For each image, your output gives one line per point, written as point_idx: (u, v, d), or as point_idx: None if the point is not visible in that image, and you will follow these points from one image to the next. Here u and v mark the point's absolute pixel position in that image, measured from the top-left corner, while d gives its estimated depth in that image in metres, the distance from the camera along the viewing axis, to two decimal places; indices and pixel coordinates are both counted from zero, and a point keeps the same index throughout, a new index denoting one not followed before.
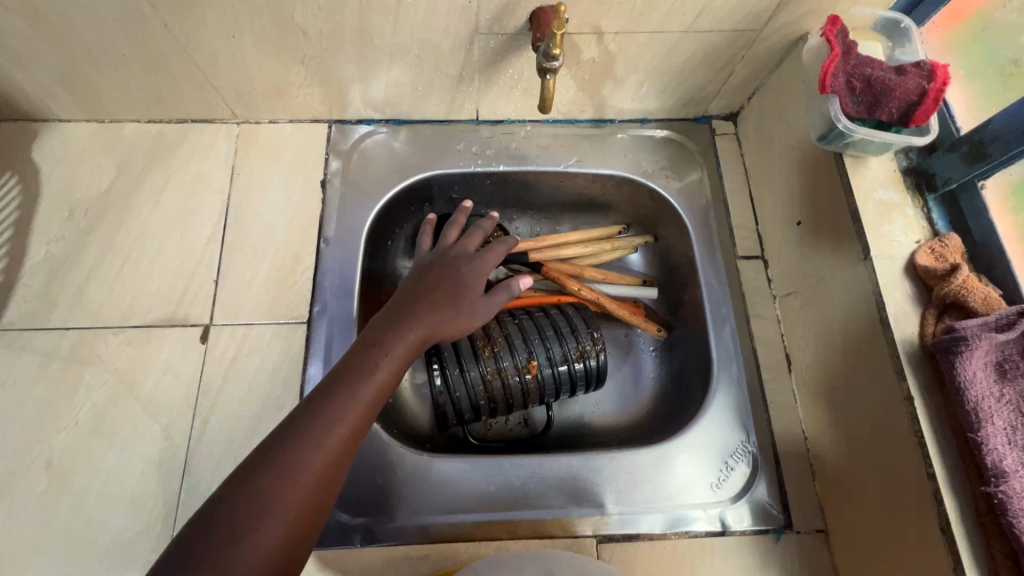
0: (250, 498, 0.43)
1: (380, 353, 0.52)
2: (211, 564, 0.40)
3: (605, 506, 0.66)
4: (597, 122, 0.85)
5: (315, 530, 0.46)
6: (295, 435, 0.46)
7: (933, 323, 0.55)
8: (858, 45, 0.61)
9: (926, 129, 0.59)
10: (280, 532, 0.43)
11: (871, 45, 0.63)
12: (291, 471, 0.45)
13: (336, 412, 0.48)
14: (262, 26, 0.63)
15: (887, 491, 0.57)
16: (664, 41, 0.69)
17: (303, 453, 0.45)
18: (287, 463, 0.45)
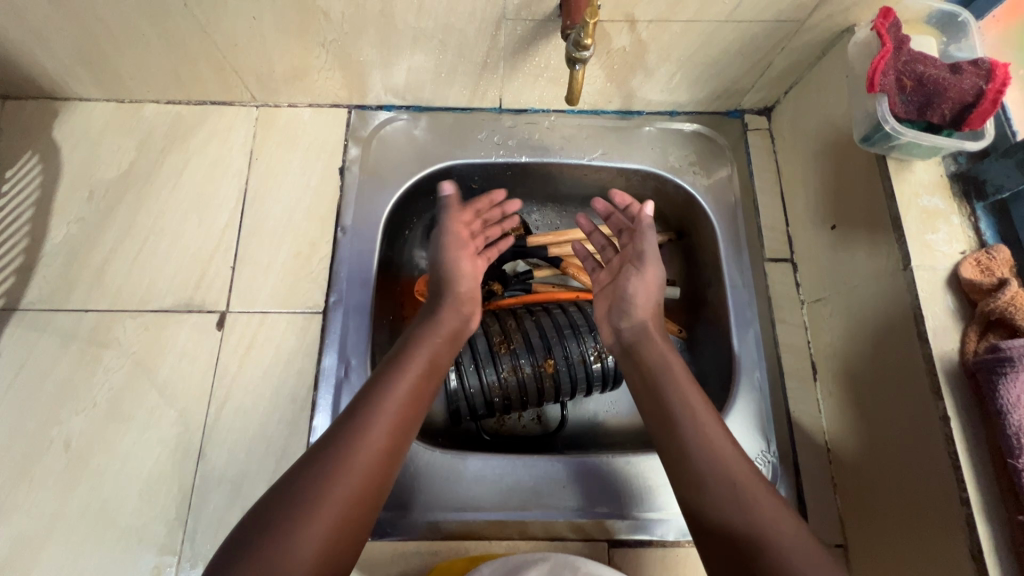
0: (290, 501, 0.47)
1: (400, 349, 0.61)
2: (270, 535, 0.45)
3: (618, 511, 0.65)
4: (624, 113, 0.82)
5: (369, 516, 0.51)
6: (335, 444, 0.51)
7: (976, 340, 0.52)
8: (911, 39, 0.57)
9: (982, 133, 0.56)
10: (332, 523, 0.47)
11: (925, 40, 0.60)
12: (335, 478, 0.49)
13: (369, 421, 0.52)
14: (282, 7, 0.61)
15: (914, 512, 0.55)
16: (700, 31, 0.66)
17: (356, 445, 0.51)
18: (330, 471, 0.49)
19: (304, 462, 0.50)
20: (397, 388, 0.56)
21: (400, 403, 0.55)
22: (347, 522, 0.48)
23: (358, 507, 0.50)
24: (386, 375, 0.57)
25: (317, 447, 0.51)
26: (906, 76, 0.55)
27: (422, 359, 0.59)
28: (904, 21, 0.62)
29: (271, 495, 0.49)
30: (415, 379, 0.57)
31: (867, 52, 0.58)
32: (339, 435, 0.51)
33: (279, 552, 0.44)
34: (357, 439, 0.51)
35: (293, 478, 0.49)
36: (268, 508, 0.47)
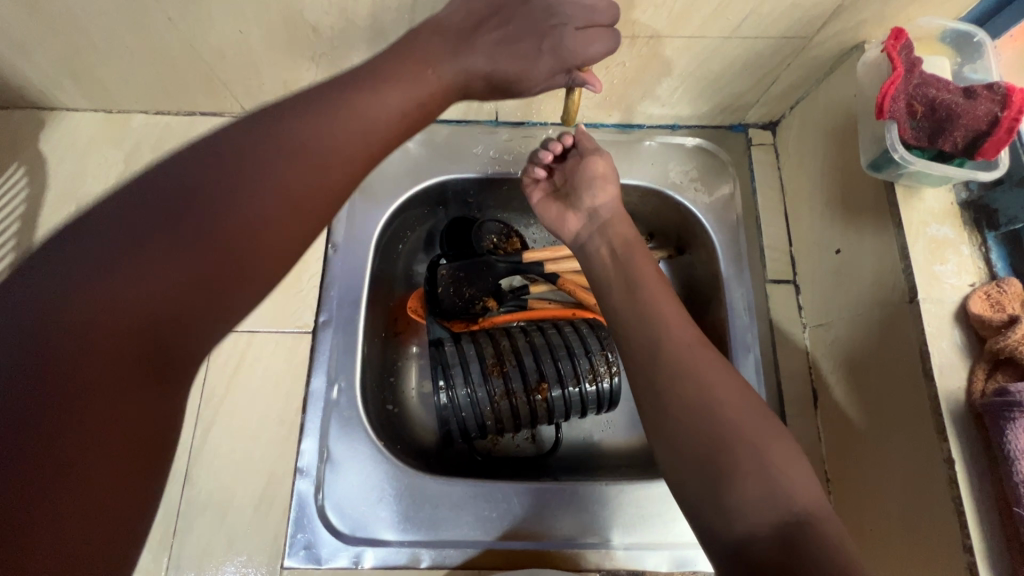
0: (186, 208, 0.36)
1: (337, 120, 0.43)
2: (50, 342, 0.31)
3: (610, 540, 0.63)
4: (625, 127, 0.80)
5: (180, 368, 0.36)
6: (219, 201, 0.37)
7: (984, 379, 0.50)
8: (923, 61, 0.55)
9: (996, 163, 0.54)
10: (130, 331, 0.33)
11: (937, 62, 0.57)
12: (255, 185, 0.39)
13: (292, 166, 0.40)
14: (269, 21, 0.59)
15: (913, 552, 0.53)
16: (703, 46, 0.63)
17: (210, 243, 0.37)
18: (271, 155, 0.40)
19: (190, 173, 0.37)
20: (369, 103, 0.45)
21: (354, 142, 0.43)
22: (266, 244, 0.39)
23: (279, 234, 0.40)
24: (350, 102, 0.44)
25: (223, 143, 0.39)
26: (916, 101, 0.53)
27: (379, 123, 0.45)
28: (917, 40, 0.59)
29: (165, 167, 0.38)
30: (390, 126, 0.46)
31: (876, 75, 0.56)
32: (258, 152, 0.39)
33: (156, 266, 0.34)
34: (283, 158, 0.40)
35: (193, 168, 0.38)
36: (177, 170, 0.37)
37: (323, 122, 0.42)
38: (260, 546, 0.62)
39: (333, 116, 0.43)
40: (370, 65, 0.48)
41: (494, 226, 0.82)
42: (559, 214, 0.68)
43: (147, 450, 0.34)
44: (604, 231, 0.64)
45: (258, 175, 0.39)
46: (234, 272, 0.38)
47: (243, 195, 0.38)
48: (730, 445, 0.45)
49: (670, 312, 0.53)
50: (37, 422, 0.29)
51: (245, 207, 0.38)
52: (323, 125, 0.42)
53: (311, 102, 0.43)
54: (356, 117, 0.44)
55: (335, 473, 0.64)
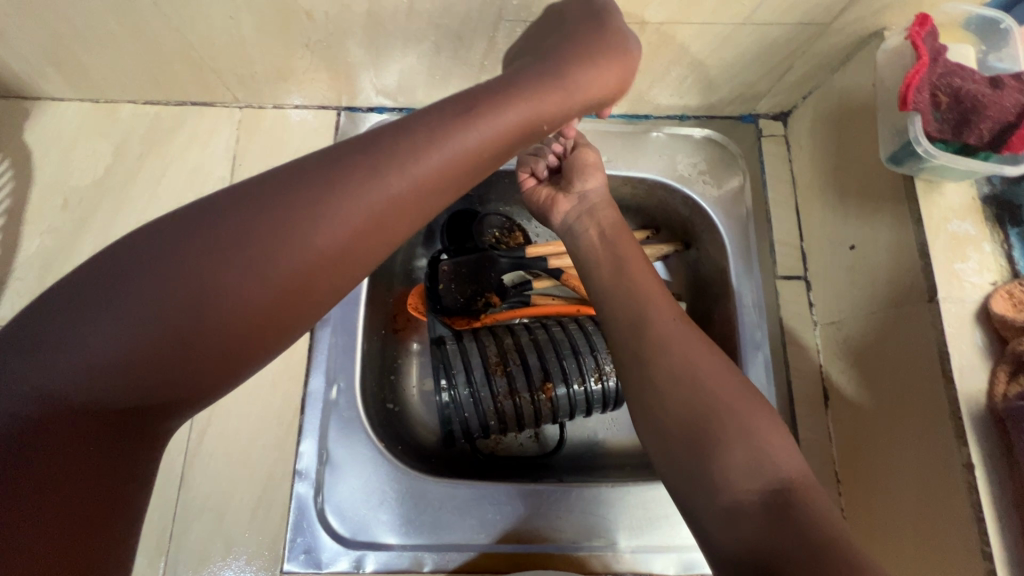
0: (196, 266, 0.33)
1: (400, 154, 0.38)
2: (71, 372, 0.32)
3: (617, 543, 0.62)
4: (631, 118, 0.78)
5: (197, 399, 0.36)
6: (230, 256, 0.34)
7: (1006, 382, 0.48)
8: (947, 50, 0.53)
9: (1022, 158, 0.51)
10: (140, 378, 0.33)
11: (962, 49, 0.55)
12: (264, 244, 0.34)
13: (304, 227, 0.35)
14: (260, 7, 0.56)
15: (928, 556, 0.52)
16: (715, 33, 0.61)
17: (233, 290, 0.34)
18: (291, 207, 0.35)
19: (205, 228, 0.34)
20: (414, 161, 0.38)
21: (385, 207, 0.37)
22: (272, 316, 0.35)
23: (285, 308, 0.36)
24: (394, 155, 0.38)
25: (254, 190, 0.36)
26: (940, 91, 0.51)
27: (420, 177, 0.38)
28: (940, 27, 0.57)
29: (191, 217, 0.35)
30: (431, 180, 0.39)
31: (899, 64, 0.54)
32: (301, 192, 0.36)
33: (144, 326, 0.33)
34: (309, 218, 0.35)
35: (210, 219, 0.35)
36: (203, 216, 0.35)
37: (353, 179, 0.36)
38: (259, 550, 0.60)
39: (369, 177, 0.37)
40: (432, 110, 0.40)
41: (496, 219, 0.80)
42: (547, 201, 0.66)
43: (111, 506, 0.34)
44: (592, 214, 0.61)
45: (271, 228, 0.35)
46: (228, 347, 0.35)
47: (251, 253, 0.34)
48: (722, 431, 0.44)
49: (662, 295, 0.52)
50: (13, 475, 0.31)
51: (256, 271, 0.34)
52: (354, 189, 0.36)
53: (353, 154, 0.37)
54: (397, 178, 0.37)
55: (335, 475, 0.62)
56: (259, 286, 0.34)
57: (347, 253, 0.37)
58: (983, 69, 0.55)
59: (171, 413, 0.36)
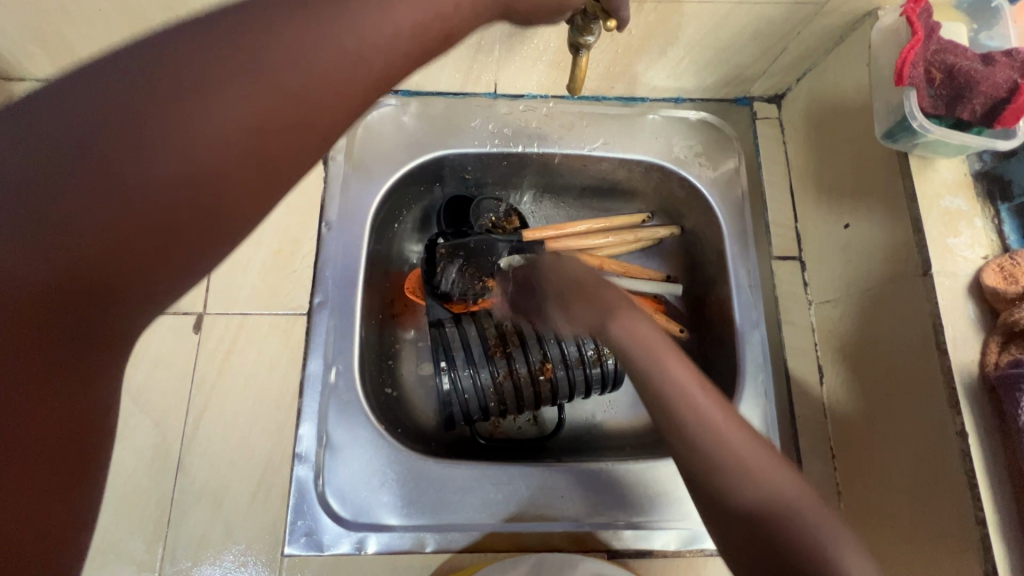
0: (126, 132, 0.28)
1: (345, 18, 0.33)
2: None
3: (617, 520, 0.63)
4: (627, 101, 0.78)
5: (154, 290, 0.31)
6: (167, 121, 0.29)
7: (997, 352, 0.50)
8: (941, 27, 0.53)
9: (1013, 132, 0.52)
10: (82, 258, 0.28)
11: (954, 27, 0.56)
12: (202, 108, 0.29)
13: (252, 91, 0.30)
14: None
15: (922, 526, 0.53)
16: (712, 12, 0.61)
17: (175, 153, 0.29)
18: (239, 67, 0.30)
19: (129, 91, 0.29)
20: (372, 24, 0.34)
21: (337, 72, 0.33)
22: (228, 188, 0.31)
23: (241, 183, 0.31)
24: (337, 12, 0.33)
25: (188, 43, 0.30)
26: (935, 67, 0.51)
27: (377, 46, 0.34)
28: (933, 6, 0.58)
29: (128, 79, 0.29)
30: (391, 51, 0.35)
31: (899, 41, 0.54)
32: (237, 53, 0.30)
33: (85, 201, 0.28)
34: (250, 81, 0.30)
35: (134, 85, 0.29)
36: (129, 62, 0.29)
37: (304, 32, 0.32)
38: (260, 534, 0.60)
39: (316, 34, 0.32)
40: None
41: (492, 203, 0.79)
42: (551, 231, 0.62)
43: (76, 421, 0.28)
44: None
45: (225, 96, 0.30)
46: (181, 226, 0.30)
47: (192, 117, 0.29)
48: None
49: None
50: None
51: (202, 137, 0.29)
52: (304, 48, 0.31)
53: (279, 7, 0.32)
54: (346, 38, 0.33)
55: (335, 458, 0.62)
56: (212, 157, 0.30)
57: (309, 114, 0.32)
58: (976, 47, 0.55)
59: (128, 322, 0.31)
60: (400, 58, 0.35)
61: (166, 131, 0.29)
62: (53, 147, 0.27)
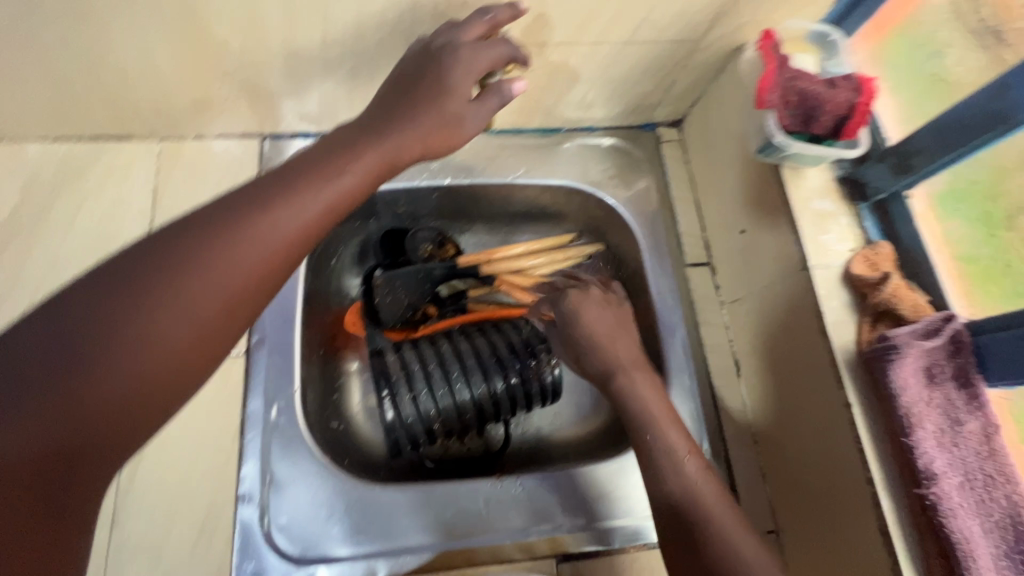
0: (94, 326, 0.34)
1: (300, 188, 0.43)
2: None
3: (564, 525, 0.66)
4: (545, 131, 0.84)
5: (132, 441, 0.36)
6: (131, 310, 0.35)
7: (869, 330, 0.57)
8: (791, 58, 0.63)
9: (856, 142, 0.61)
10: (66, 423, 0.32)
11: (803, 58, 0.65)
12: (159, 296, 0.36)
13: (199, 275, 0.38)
14: (174, 40, 0.58)
15: (827, 493, 0.59)
16: (605, 51, 0.68)
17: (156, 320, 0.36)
18: (207, 245, 0.39)
19: (97, 293, 0.36)
20: (317, 186, 0.43)
21: (293, 233, 0.41)
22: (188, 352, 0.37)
23: (198, 347, 0.38)
24: (264, 206, 0.41)
25: (170, 235, 0.39)
26: (789, 93, 0.60)
27: (301, 222, 0.42)
28: (788, 40, 0.67)
29: (115, 267, 0.37)
30: (313, 222, 0.42)
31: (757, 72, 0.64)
32: (211, 235, 0.39)
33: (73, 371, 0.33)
34: (217, 253, 0.39)
35: (101, 288, 0.36)
36: (124, 257, 0.38)
37: (259, 207, 0.41)
38: None
39: (248, 224, 0.40)
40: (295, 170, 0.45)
41: (426, 232, 0.82)
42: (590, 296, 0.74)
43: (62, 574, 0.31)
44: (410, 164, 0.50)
45: (196, 268, 0.38)
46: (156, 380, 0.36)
47: (151, 303, 0.36)
48: None
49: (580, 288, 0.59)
50: None
51: (161, 316, 0.36)
52: (261, 222, 0.40)
53: (226, 209, 0.41)
54: (273, 221, 0.41)
55: (280, 494, 0.62)
56: (181, 329, 0.37)
57: (270, 273, 0.41)
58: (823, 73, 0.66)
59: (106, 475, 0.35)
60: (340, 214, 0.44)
61: (149, 304, 0.36)
62: (31, 348, 0.33)
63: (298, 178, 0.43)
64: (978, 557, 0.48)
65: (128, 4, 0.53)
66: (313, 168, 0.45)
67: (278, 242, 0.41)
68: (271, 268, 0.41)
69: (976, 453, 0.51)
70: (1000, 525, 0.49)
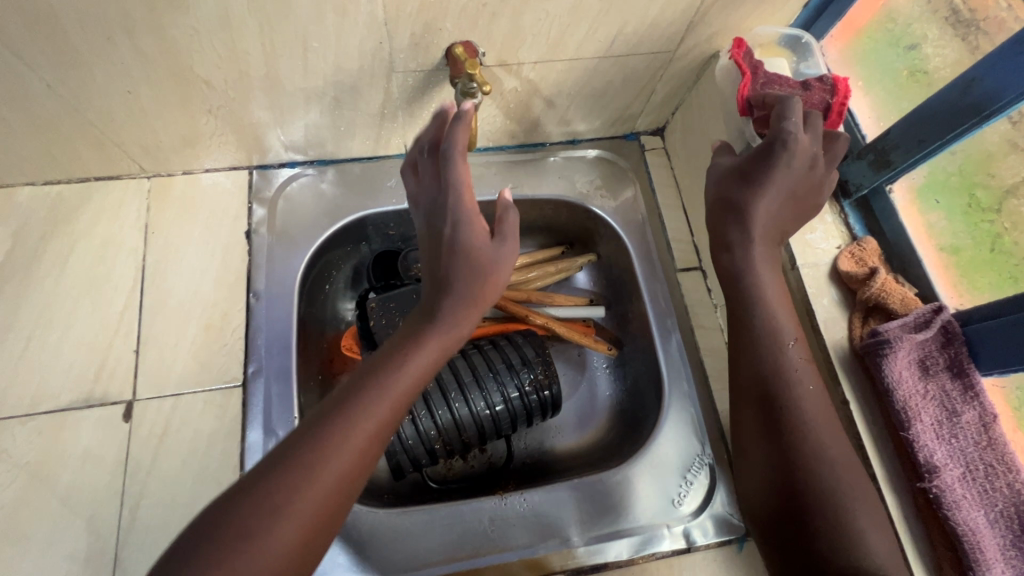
0: (218, 550, 0.38)
1: (375, 391, 0.46)
2: None
3: (571, 539, 0.65)
4: (528, 146, 0.85)
5: None
6: (240, 543, 0.39)
7: (860, 326, 0.58)
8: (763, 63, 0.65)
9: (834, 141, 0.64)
10: None
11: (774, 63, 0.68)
12: (266, 526, 0.40)
13: (298, 497, 0.41)
14: (158, 79, 0.59)
15: None
16: (583, 66, 0.69)
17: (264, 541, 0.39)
18: (304, 457, 0.42)
19: (217, 520, 0.40)
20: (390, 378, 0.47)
21: (373, 430, 0.45)
22: (293, 568, 0.40)
23: (299, 559, 0.41)
24: (344, 416, 0.44)
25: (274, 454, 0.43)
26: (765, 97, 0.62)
27: (377, 420, 0.46)
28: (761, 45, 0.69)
29: (232, 491, 0.41)
30: (389, 417, 0.46)
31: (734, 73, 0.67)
32: (304, 447, 0.43)
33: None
34: (312, 466, 0.42)
35: (219, 520, 0.40)
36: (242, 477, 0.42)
37: (343, 411, 0.45)
38: None
39: (332, 436, 0.43)
40: (364, 369, 0.49)
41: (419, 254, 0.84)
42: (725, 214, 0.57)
43: None
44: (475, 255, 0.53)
45: (295, 484, 0.41)
46: None
47: (256, 534, 0.39)
48: None
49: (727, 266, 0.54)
50: None
51: (270, 536, 0.39)
52: (346, 427, 0.44)
53: (318, 418, 0.45)
54: (354, 431, 0.44)
55: None
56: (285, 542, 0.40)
57: (355, 471, 0.44)
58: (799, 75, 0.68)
59: None
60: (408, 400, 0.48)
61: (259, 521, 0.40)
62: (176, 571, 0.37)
63: (372, 379, 0.47)
64: (985, 548, 0.48)
65: (110, 47, 0.54)
66: (378, 368, 0.48)
67: (362, 442, 0.44)
68: (355, 474, 0.44)
69: (975, 443, 0.51)
70: (1005, 514, 0.49)
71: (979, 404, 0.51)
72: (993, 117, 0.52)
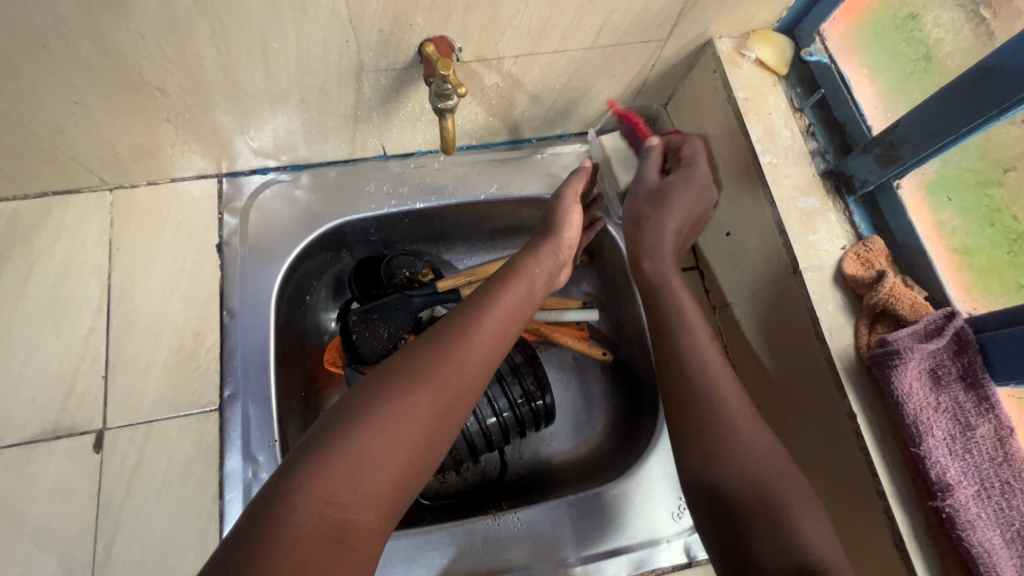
0: (435, 352, 0.49)
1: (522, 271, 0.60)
2: (388, 405, 0.44)
3: (567, 559, 0.63)
4: (514, 143, 0.81)
5: (444, 440, 0.47)
6: (446, 350, 0.49)
7: (867, 333, 0.55)
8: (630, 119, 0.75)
9: None
10: (427, 412, 0.46)
11: (765, 51, 0.67)
12: (410, 393, 0.45)
13: (437, 375, 0.47)
14: (107, 87, 0.54)
15: (835, 504, 0.57)
16: (569, 59, 0.65)
17: (466, 347, 0.50)
18: (483, 304, 0.55)
19: (427, 337, 0.50)
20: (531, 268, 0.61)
21: (521, 300, 0.58)
22: (480, 378, 0.50)
23: (482, 374, 0.51)
24: (472, 318, 0.53)
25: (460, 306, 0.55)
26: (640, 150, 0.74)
27: (495, 329, 0.53)
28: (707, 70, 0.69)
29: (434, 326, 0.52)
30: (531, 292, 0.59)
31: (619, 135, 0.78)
32: (480, 300, 0.55)
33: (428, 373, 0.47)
34: (492, 308, 0.54)
35: (428, 338, 0.50)
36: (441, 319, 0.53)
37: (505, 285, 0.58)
38: None
39: (500, 294, 0.56)
40: (477, 291, 0.57)
41: (403, 260, 0.80)
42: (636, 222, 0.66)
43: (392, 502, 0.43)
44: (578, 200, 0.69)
45: (483, 318, 0.53)
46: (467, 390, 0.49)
47: (402, 395, 0.45)
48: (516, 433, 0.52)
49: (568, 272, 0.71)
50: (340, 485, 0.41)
51: (470, 348, 0.50)
52: (508, 292, 0.57)
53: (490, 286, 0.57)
54: (495, 313, 0.54)
55: None
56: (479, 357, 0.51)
57: (515, 327, 0.56)
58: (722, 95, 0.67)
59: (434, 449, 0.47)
60: (537, 292, 0.61)
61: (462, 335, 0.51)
62: (405, 359, 0.48)
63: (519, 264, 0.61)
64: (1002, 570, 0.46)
65: (47, 56, 0.49)
66: (520, 262, 0.62)
67: (517, 302, 0.57)
68: (494, 350, 0.53)
69: (991, 458, 0.48)
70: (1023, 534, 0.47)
71: (994, 417, 0.49)
72: (1012, 108, 0.48)
